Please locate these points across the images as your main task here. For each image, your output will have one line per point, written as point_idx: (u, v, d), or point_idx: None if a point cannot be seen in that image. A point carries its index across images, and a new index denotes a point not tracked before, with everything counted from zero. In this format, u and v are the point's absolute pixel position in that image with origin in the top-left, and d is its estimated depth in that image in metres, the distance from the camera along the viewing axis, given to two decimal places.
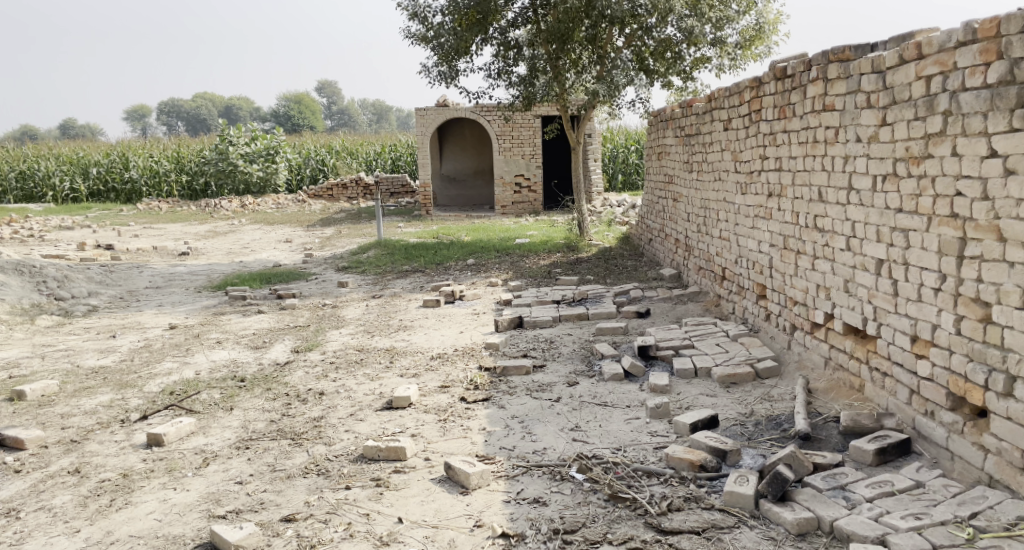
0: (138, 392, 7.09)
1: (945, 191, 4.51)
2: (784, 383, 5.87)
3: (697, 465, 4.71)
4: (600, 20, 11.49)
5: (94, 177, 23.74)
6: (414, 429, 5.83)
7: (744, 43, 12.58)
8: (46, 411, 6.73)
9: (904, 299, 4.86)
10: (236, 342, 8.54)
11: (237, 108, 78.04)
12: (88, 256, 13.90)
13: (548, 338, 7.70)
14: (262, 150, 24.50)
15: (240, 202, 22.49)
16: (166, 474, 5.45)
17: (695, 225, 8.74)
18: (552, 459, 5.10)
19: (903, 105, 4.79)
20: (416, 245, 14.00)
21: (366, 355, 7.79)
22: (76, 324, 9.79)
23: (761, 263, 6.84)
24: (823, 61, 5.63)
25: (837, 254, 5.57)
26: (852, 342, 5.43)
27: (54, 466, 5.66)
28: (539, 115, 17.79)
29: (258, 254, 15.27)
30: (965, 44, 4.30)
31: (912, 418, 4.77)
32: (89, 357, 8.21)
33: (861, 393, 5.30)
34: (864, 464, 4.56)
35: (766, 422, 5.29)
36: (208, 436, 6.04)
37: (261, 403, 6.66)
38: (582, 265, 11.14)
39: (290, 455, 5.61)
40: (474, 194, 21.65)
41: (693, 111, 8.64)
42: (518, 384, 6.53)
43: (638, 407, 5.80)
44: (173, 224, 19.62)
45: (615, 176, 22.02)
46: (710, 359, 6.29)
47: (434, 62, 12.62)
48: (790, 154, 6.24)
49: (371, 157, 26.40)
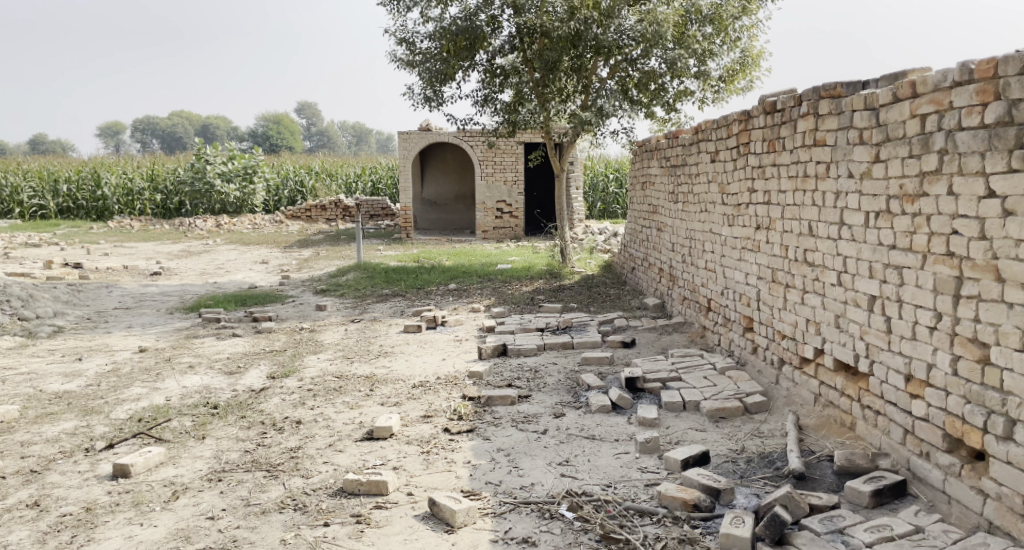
0: (105, 419, 6.88)
1: (941, 230, 4.49)
2: (773, 419, 5.80)
3: (691, 504, 4.63)
4: (586, 50, 11.63)
5: (64, 194, 23.45)
6: (396, 462, 5.69)
7: (727, 78, 12.68)
8: (6, 438, 6.51)
9: (898, 337, 4.83)
10: (209, 367, 8.34)
11: (215, 127, 77.64)
12: (56, 275, 13.64)
13: (532, 368, 7.59)
14: (240, 169, 24.35)
15: (216, 222, 22.24)
16: (132, 508, 5.27)
17: (680, 255, 8.72)
18: (540, 496, 4.98)
19: (897, 143, 4.79)
20: (396, 269, 13.88)
21: (345, 383, 7.63)
22: (40, 346, 9.53)
23: (747, 295, 6.80)
24: (813, 97, 5.63)
25: (828, 289, 5.54)
26: (843, 379, 5.38)
27: (11, 499, 5.46)
28: (521, 142, 17.81)
29: (232, 275, 15.03)
30: (961, 84, 4.32)
31: (907, 459, 4.72)
32: (54, 382, 7.97)
33: (853, 431, 5.25)
34: (860, 506, 4.50)
35: (758, 459, 5.21)
36: (178, 467, 5.86)
37: (236, 432, 6.49)
38: (565, 292, 11.09)
39: (265, 488, 5.44)
40: (455, 219, 21.57)
41: (679, 142, 8.66)
42: (503, 415, 6.41)
43: (627, 440, 5.71)
44: (145, 244, 19.31)
45: (595, 204, 22.17)
46: (698, 393, 6.22)
47: (419, 86, 12.60)
48: (779, 188, 6.22)
49: (351, 179, 26.23)
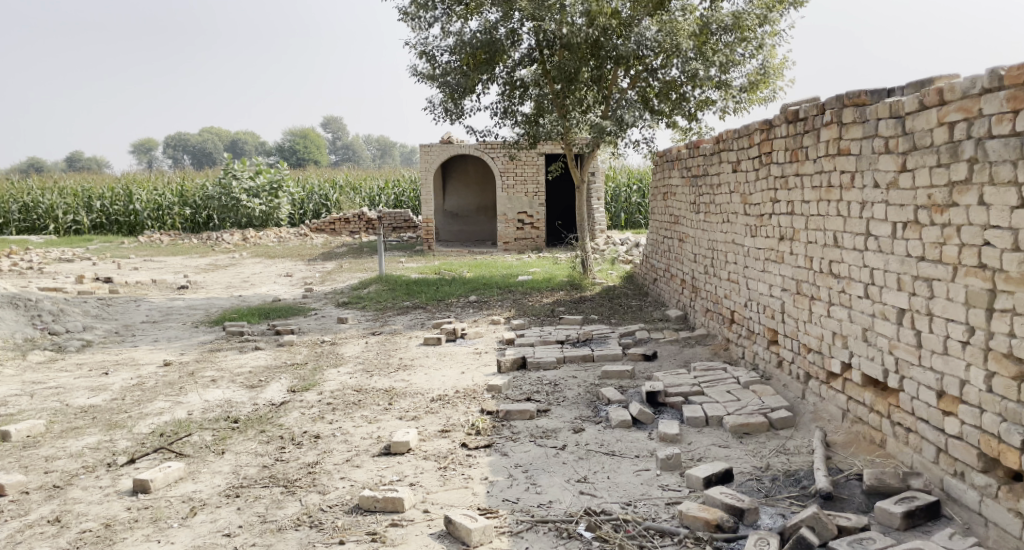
0: (127, 433, 6.85)
1: (972, 241, 4.32)
2: (800, 435, 5.62)
3: (713, 524, 4.46)
4: (605, 61, 11.59)
5: (97, 210, 23.71)
6: (412, 478, 5.58)
7: (749, 87, 12.49)
8: (31, 453, 6.49)
9: (928, 351, 4.65)
10: (231, 381, 8.29)
11: (243, 142, 78.42)
12: (87, 289, 13.74)
13: (551, 381, 7.46)
14: (266, 184, 24.44)
15: (242, 236, 22.34)
16: (150, 525, 5.21)
17: (702, 266, 8.55)
18: (558, 514, 4.85)
19: (925, 152, 4.64)
20: (417, 281, 13.81)
21: (364, 397, 7.53)
22: (68, 360, 9.55)
23: (772, 307, 6.62)
24: (837, 105, 5.46)
25: (855, 302, 5.36)
26: (872, 394, 5.19)
27: (33, 515, 5.42)
28: (542, 154, 17.72)
29: (257, 288, 15.05)
30: (991, 91, 4.16)
31: (941, 478, 4.54)
32: (80, 396, 7.96)
33: (883, 448, 5.06)
34: (891, 527, 4.31)
35: (783, 477, 5.03)
36: (197, 483, 5.79)
37: (254, 446, 6.41)
38: (586, 304, 10.94)
39: (282, 505, 5.35)
40: (476, 230, 21.50)
41: (700, 152, 8.51)
42: (522, 430, 6.28)
43: (647, 457, 5.55)
44: (173, 258, 19.44)
45: (617, 215, 22.03)
46: (721, 408, 6.04)
47: (439, 100, 12.56)
48: (803, 198, 6.06)
49: (374, 193, 26.26)
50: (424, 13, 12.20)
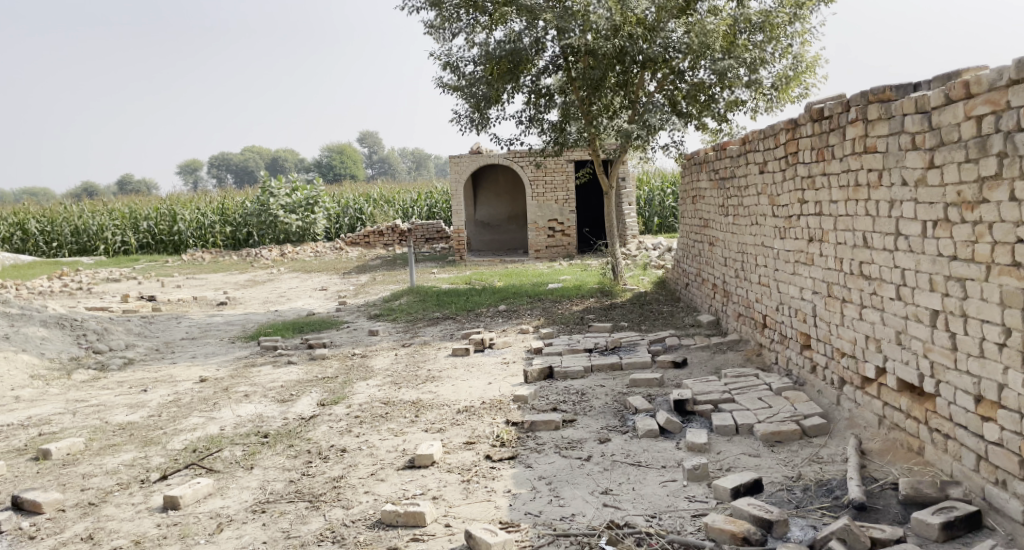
0: (161, 450, 6.82)
1: (1004, 238, 4.09)
2: (833, 442, 5.38)
3: (740, 537, 4.27)
4: (631, 65, 11.43)
5: (143, 230, 24.09)
6: (436, 492, 5.44)
7: (781, 86, 12.23)
8: (68, 470, 6.49)
9: (964, 355, 4.42)
10: (263, 395, 8.25)
11: (281, 160, 79.46)
12: (131, 308, 13.89)
13: (579, 390, 7.29)
14: (302, 200, 24.63)
15: (280, 251, 22.48)
16: (178, 541, 5.15)
17: (733, 270, 8.33)
18: (580, 528, 4.68)
19: (952, 147, 4.41)
20: (448, 291, 13.73)
21: (391, 409, 7.43)
22: (110, 378, 9.61)
23: (804, 311, 6.39)
24: (862, 102, 5.24)
25: (886, 304, 5.13)
26: (908, 400, 4.95)
27: (68, 533, 5.39)
28: (571, 160, 17.59)
29: (293, 303, 15.09)
30: (1020, 82, 3.94)
31: (982, 487, 4.30)
32: (119, 414, 7.97)
33: (921, 456, 4.82)
34: (929, 539, 4.08)
35: (815, 488, 4.81)
36: (225, 498, 5.72)
37: (282, 461, 6.35)
38: (616, 310, 10.76)
39: (306, 520, 5.25)
40: (508, 239, 21.42)
41: (727, 154, 8.31)
42: (547, 441, 6.13)
43: (675, 467, 5.36)
44: (214, 274, 19.61)
45: (650, 219, 21.83)
46: (751, 416, 5.82)
47: (466, 110, 12.50)
48: (830, 199, 5.84)
49: (407, 205, 26.31)
50: (449, 25, 12.14)
